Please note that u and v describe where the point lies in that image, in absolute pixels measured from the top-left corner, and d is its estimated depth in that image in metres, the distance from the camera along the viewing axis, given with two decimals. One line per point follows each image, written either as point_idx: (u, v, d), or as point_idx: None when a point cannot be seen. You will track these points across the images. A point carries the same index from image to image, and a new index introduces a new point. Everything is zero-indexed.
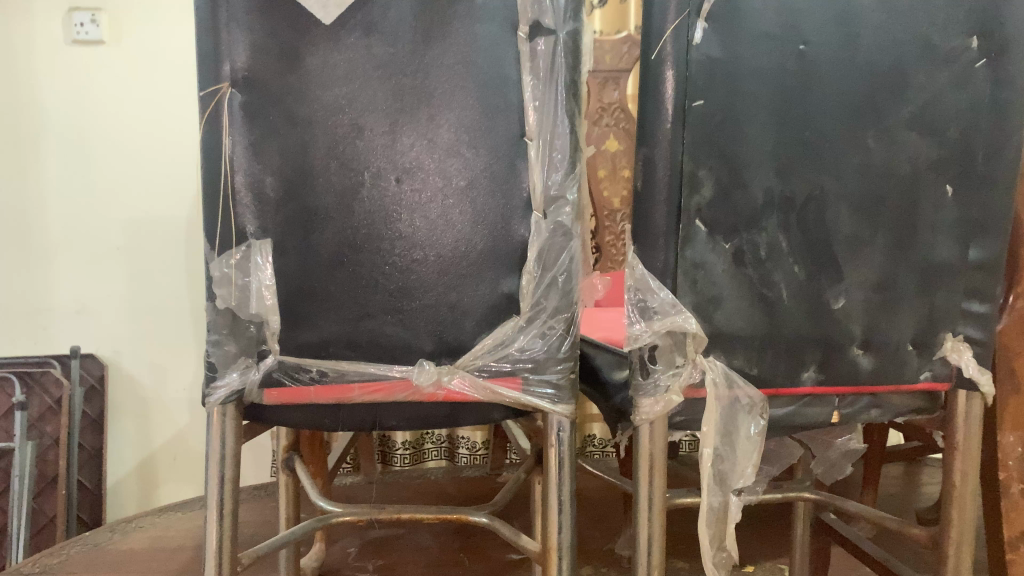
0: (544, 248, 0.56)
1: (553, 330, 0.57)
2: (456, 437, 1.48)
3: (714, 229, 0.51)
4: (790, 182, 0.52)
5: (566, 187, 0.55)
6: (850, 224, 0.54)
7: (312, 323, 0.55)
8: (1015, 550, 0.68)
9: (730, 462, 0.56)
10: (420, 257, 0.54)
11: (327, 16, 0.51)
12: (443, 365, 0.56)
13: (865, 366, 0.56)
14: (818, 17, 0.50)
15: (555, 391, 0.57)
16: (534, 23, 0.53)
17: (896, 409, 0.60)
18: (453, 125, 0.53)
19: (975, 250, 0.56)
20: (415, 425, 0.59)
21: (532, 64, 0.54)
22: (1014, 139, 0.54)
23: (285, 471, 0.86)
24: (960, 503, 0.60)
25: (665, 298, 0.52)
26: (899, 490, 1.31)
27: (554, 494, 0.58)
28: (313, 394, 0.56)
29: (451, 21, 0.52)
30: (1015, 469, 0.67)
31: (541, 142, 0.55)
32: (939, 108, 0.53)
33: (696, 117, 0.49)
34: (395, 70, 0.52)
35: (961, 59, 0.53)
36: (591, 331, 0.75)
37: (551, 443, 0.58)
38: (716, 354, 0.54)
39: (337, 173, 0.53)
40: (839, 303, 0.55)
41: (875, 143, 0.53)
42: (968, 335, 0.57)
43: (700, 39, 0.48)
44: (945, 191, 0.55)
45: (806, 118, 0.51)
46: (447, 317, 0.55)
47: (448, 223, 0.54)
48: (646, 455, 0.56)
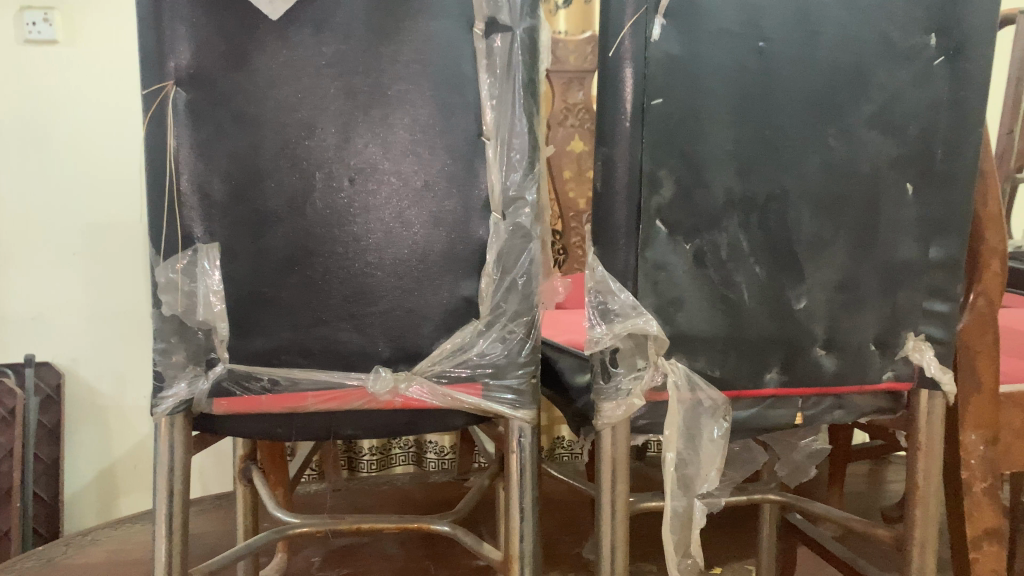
0: (503, 250, 0.54)
1: (513, 334, 0.55)
2: (423, 442, 1.46)
3: (675, 230, 0.50)
4: (752, 182, 0.51)
5: (526, 188, 0.54)
6: (812, 224, 0.53)
7: (262, 329, 0.53)
8: (977, 549, 0.65)
9: (694, 466, 0.55)
10: (376, 261, 0.53)
11: (275, 12, 0.49)
12: (401, 371, 0.54)
13: (828, 367, 0.56)
14: (776, 15, 0.49)
15: (515, 396, 0.56)
16: (491, 19, 0.52)
17: (860, 410, 0.59)
18: (408, 125, 0.52)
19: (936, 248, 0.56)
20: (372, 434, 0.57)
21: (489, 61, 0.52)
22: (972, 138, 0.54)
23: (242, 481, 0.83)
24: (924, 503, 0.60)
25: (625, 300, 0.51)
26: (865, 488, 1.32)
27: (516, 502, 0.57)
28: (265, 402, 0.54)
29: (404, 18, 0.50)
30: (978, 469, 0.64)
31: (499, 141, 0.53)
32: (899, 106, 0.53)
33: (655, 116, 0.48)
34: (348, 69, 0.50)
35: (919, 57, 0.52)
36: (555, 333, 0.73)
37: (512, 450, 0.57)
38: (678, 356, 0.53)
39: (288, 174, 0.51)
40: (801, 303, 0.54)
41: (836, 142, 0.52)
42: (930, 335, 0.57)
43: (659, 36, 0.47)
44: (906, 190, 0.54)
45: (767, 116, 0.50)
46: (404, 322, 0.54)
47: (405, 225, 0.53)
48: (609, 461, 0.54)
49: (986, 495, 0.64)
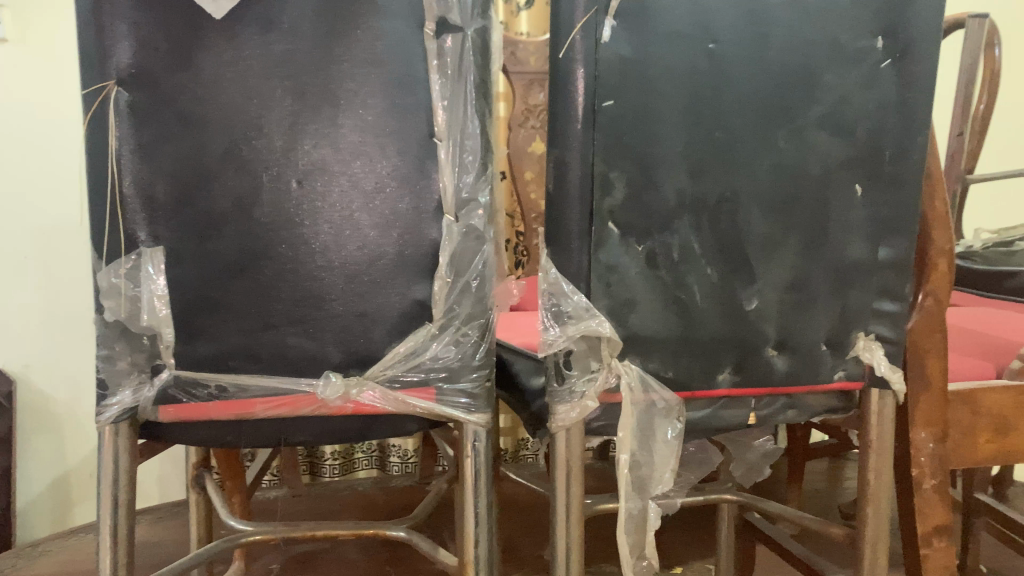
0: (457, 253, 0.54)
1: (467, 337, 0.55)
2: (386, 445, 1.45)
3: (627, 232, 0.50)
4: (703, 183, 0.51)
5: (478, 190, 0.54)
6: (763, 225, 0.53)
7: (209, 335, 0.52)
8: (928, 545, 0.65)
9: (649, 467, 0.55)
10: (326, 264, 0.52)
11: (219, 10, 0.48)
12: (352, 376, 0.53)
13: (780, 367, 0.56)
14: (725, 16, 0.49)
15: (470, 400, 0.55)
16: (441, 20, 0.51)
17: (812, 409, 0.60)
18: (358, 125, 0.51)
19: (886, 249, 0.57)
20: (324, 440, 0.56)
21: (440, 61, 0.52)
22: (919, 140, 0.55)
23: (195, 489, 0.81)
24: (875, 501, 0.61)
25: (579, 302, 0.51)
26: (824, 486, 1.33)
27: (471, 506, 0.57)
28: (213, 409, 0.53)
29: (354, 17, 0.49)
30: (928, 465, 0.64)
31: (451, 142, 0.53)
32: (848, 108, 0.53)
33: (606, 118, 0.48)
34: (296, 69, 0.49)
35: (867, 59, 0.53)
36: (510, 334, 0.73)
37: (467, 455, 0.56)
38: (631, 358, 0.53)
39: (234, 176, 0.50)
40: (752, 304, 0.54)
41: (785, 144, 0.52)
42: (880, 334, 0.58)
43: (609, 38, 0.47)
44: (856, 191, 0.55)
45: (717, 117, 0.51)
46: (355, 327, 0.53)
47: (355, 228, 0.52)
48: (563, 465, 0.54)
49: (937, 492, 0.64)
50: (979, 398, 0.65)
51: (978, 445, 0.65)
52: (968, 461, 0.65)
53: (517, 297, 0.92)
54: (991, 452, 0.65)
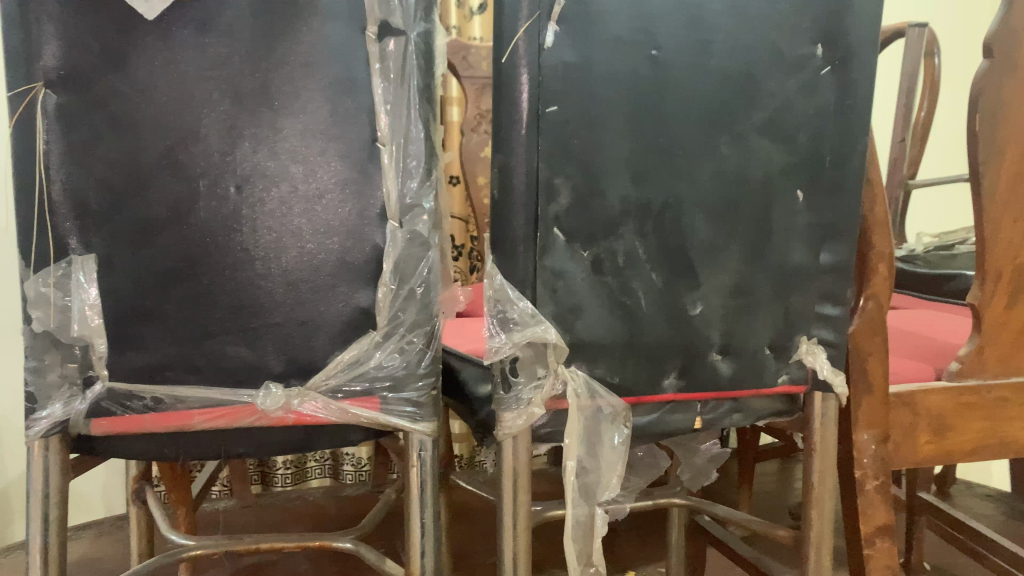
0: (401, 259, 0.53)
1: (412, 345, 0.54)
2: (340, 454, 1.43)
3: (573, 237, 0.50)
4: (647, 189, 0.51)
5: (422, 196, 0.53)
6: (707, 231, 0.54)
7: (144, 345, 0.50)
8: (871, 545, 0.66)
9: (595, 474, 0.55)
10: (265, 272, 0.50)
11: (150, 11, 0.47)
12: (293, 386, 0.52)
13: (724, 371, 0.57)
14: (667, 23, 0.49)
15: (415, 409, 0.54)
16: (383, 23, 0.50)
17: (757, 413, 0.60)
18: (299, 131, 0.50)
19: (827, 253, 0.57)
20: (266, 452, 0.55)
21: (382, 65, 0.51)
22: (858, 146, 0.56)
23: (135, 503, 0.79)
24: (819, 503, 0.62)
25: (524, 309, 0.50)
26: (774, 487, 1.35)
27: (416, 516, 0.56)
28: (149, 421, 0.51)
29: (293, 19, 0.48)
30: (871, 467, 0.65)
31: (395, 147, 0.52)
32: (788, 114, 0.54)
33: (550, 123, 0.48)
34: (234, 72, 0.48)
35: (808, 66, 0.53)
36: (458, 340, 0.72)
37: (412, 464, 0.56)
38: (578, 364, 0.52)
39: (170, 181, 0.49)
40: (697, 310, 0.55)
41: (728, 150, 0.53)
42: (822, 338, 0.59)
43: (552, 44, 0.47)
44: (797, 197, 0.56)
45: (661, 123, 0.51)
46: (297, 335, 0.52)
47: (296, 235, 0.51)
48: (510, 473, 0.54)
49: (879, 493, 0.65)
50: (919, 399, 0.66)
51: (918, 446, 0.66)
52: (908, 462, 0.66)
53: (464, 303, 0.91)
54: (930, 452, 0.67)
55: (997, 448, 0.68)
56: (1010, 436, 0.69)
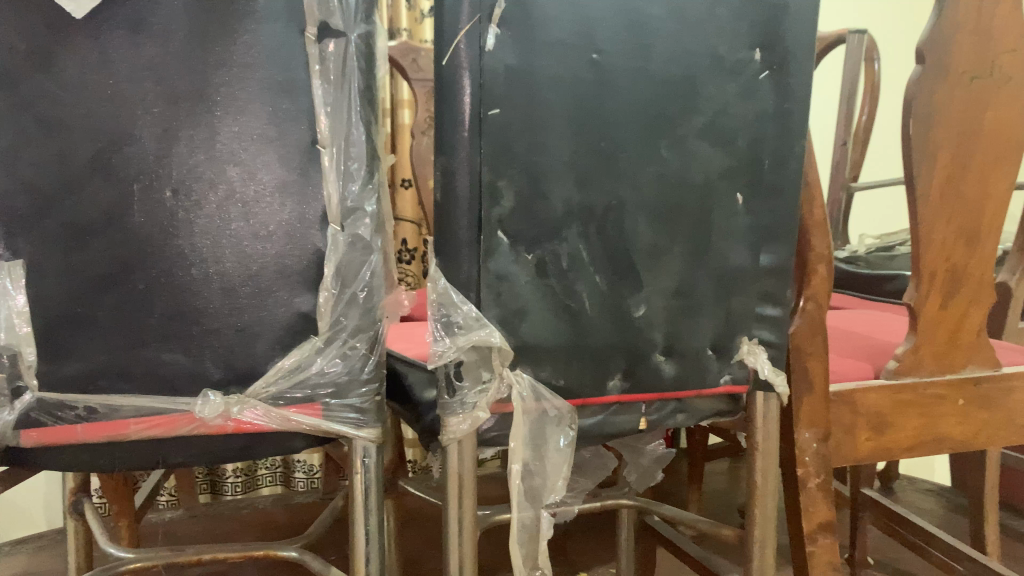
0: (342, 263, 0.52)
1: (355, 351, 0.53)
2: (291, 461, 1.41)
3: (516, 240, 0.50)
4: (590, 192, 0.52)
5: (364, 199, 0.53)
6: (649, 233, 0.54)
7: (76, 354, 0.49)
8: (814, 542, 0.67)
9: (541, 477, 0.55)
10: (202, 278, 0.49)
11: (79, 10, 0.46)
12: (232, 394, 0.51)
13: (667, 372, 0.57)
14: (608, 26, 0.50)
15: (358, 415, 0.54)
16: (323, 24, 0.49)
17: (701, 413, 0.61)
18: (237, 133, 0.49)
19: (766, 255, 0.58)
20: (204, 462, 0.54)
21: (322, 67, 0.50)
22: (796, 150, 0.57)
23: (73, 516, 0.76)
24: (762, 501, 0.63)
25: (469, 313, 0.50)
26: (725, 485, 1.37)
27: (361, 522, 0.56)
28: (81, 432, 0.50)
29: (230, 20, 0.47)
30: (813, 465, 0.66)
31: (335, 149, 0.51)
32: (727, 118, 0.54)
33: (492, 126, 0.48)
34: (169, 73, 0.47)
35: (746, 71, 0.54)
36: (403, 343, 0.71)
37: (356, 471, 0.55)
38: (522, 367, 0.52)
39: (102, 185, 0.47)
40: (640, 311, 0.55)
41: (669, 153, 0.53)
42: (763, 338, 0.60)
43: (493, 46, 0.47)
44: (737, 200, 0.56)
45: (603, 127, 0.51)
46: (235, 342, 0.51)
47: (233, 239, 0.50)
48: (456, 478, 0.53)
49: (821, 490, 0.66)
50: (858, 398, 0.67)
51: (858, 443, 0.68)
52: (849, 459, 0.68)
53: (408, 307, 0.90)
54: (869, 449, 0.68)
55: (933, 444, 0.70)
56: (946, 432, 0.70)
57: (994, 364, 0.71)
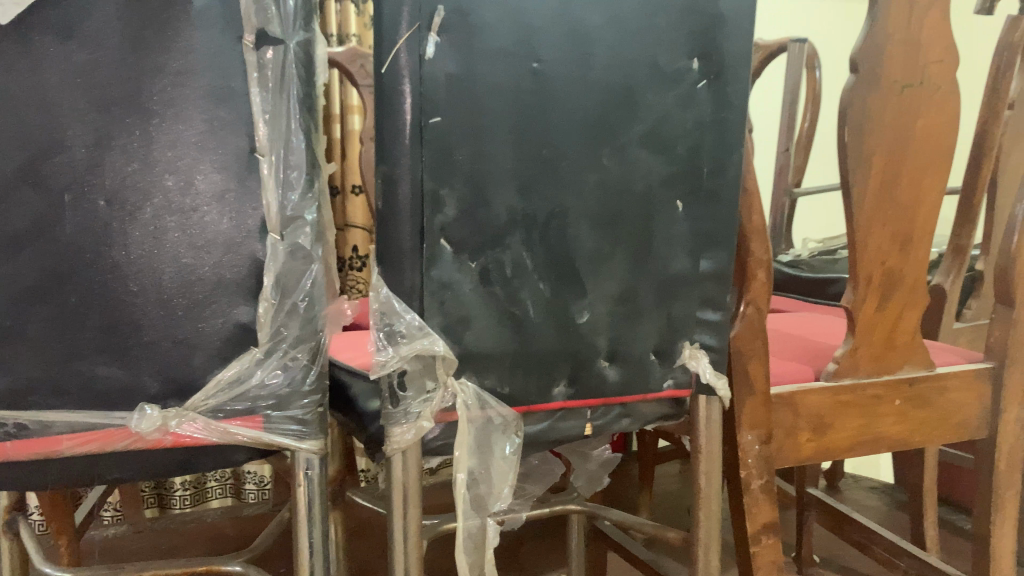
0: (282, 273, 0.52)
1: (296, 362, 0.53)
2: (242, 473, 1.40)
3: (459, 248, 0.50)
4: (532, 200, 0.52)
5: (304, 208, 0.52)
6: (592, 240, 0.54)
7: (7, 369, 0.47)
8: (758, 543, 0.68)
9: (486, 485, 0.55)
10: (138, 288, 0.48)
11: (3, 15, 0.44)
12: (170, 407, 0.50)
13: (611, 377, 0.58)
14: (548, 36, 0.50)
15: (301, 426, 0.53)
16: (260, 31, 0.48)
17: (645, 418, 0.61)
18: (173, 142, 0.48)
19: (706, 261, 0.59)
20: (142, 478, 0.52)
21: (259, 75, 0.49)
22: (734, 158, 0.58)
23: (8, 535, 0.74)
24: (707, 503, 0.64)
25: (411, 321, 0.50)
26: (676, 487, 1.39)
27: (305, 535, 0.55)
28: (11, 449, 0.49)
29: (164, 27, 0.46)
30: (755, 467, 0.67)
31: (274, 157, 0.50)
32: (666, 127, 0.55)
33: (433, 134, 0.48)
34: (101, 80, 0.46)
35: (684, 80, 0.55)
36: (345, 351, 0.71)
37: (299, 483, 0.54)
38: (467, 375, 0.52)
39: (32, 195, 0.46)
40: (584, 317, 0.55)
41: (610, 161, 0.54)
42: (704, 343, 0.61)
43: (433, 54, 0.47)
44: (677, 207, 0.57)
45: (543, 135, 0.51)
46: (173, 354, 0.50)
47: (169, 250, 0.49)
48: (400, 488, 0.53)
49: (764, 492, 0.67)
50: (799, 399, 0.68)
51: (800, 444, 0.69)
52: (791, 461, 0.69)
53: (351, 316, 0.89)
54: (811, 450, 0.70)
55: (871, 443, 0.72)
56: (884, 431, 0.72)
57: (928, 364, 0.73)
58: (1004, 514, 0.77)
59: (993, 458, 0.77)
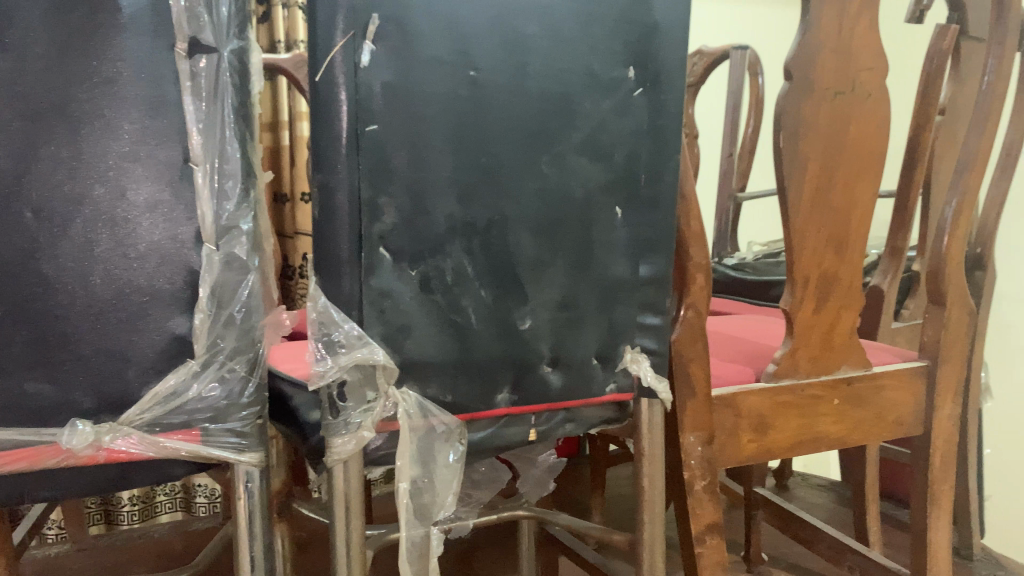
0: (218, 284, 0.51)
1: (233, 373, 0.52)
2: (191, 487, 1.37)
3: (399, 257, 0.50)
4: (471, 207, 0.52)
5: (239, 217, 0.52)
6: (532, 247, 0.55)
7: None
8: (702, 544, 0.69)
9: (430, 494, 0.55)
10: (67, 301, 0.47)
11: None
12: (104, 422, 0.49)
13: (554, 383, 0.58)
14: (484, 44, 0.50)
15: (239, 439, 0.53)
16: (193, 40, 0.48)
17: (588, 422, 0.61)
18: (102, 152, 0.47)
19: (646, 266, 0.60)
20: (75, 496, 0.51)
21: (193, 84, 0.49)
22: (670, 165, 0.59)
23: None
24: (650, 505, 0.65)
25: (350, 330, 0.49)
26: (629, 489, 1.40)
27: (245, 549, 0.54)
28: None
29: (93, 35, 0.46)
30: (698, 468, 0.68)
31: (208, 167, 0.50)
32: (604, 135, 0.56)
33: (369, 142, 0.47)
34: (25, 89, 0.45)
35: (620, 88, 0.56)
36: (282, 361, 0.70)
37: (239, 497, 0.54)
38: (408, 385, 0.52)
39: None
40: (526, 324, 0.56)
41: (549, 169, 0.54)
42: (645, 347, 0.61)
43: (369, 63, 0.47)
44: (616, 214, 0.58)
45: (482, 143, 0.51)
46: (106, 368, 0.49)
47: (100, 262, 0.47)
48: (342, 499, 0.52)
49: (707, 492, 0.68)
50: (741, 401, 0.69)
51: (742, 444, 0.70)
52: (734, 461, 0.70)
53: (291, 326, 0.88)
54: (753, 450, 0.71)
55: (811, 442, 0.73)
56: (824, 431, 0.74)
57: (864, 364, 0.75)
58: (938, 507, 0.80)
59: (927, 454, 0.79)
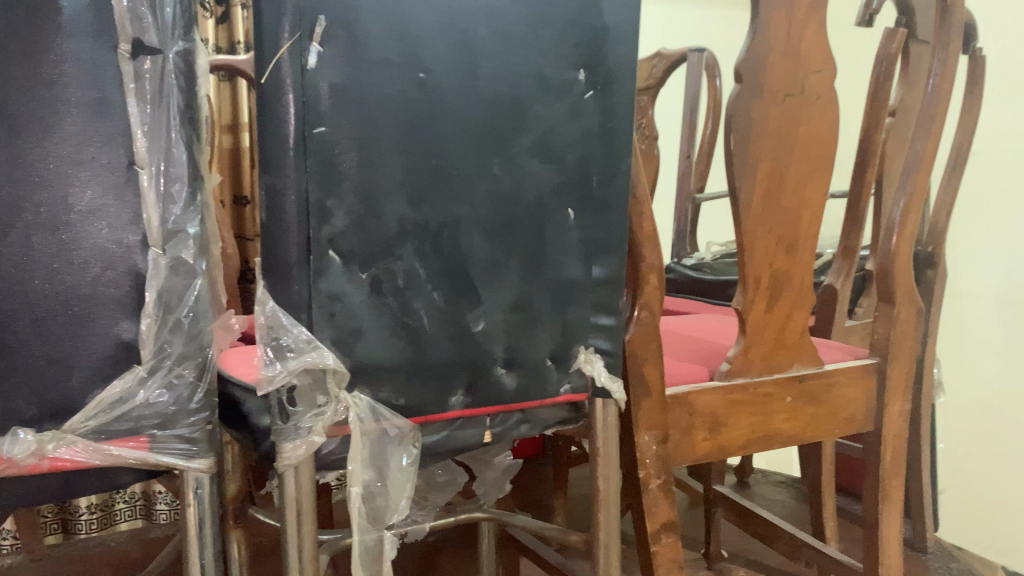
0: (165, 289, 0.51)
1: (182, 379, 0.52)
2: (151, 493, 1.36)
3: (349, 260, 0.50)
4: (422, 210, 0.52)
5: (186, 221, 0.52)
6: (485, 248, 0.55)
7: None
8: (658, 542, 0.69)
9: (383, 498, 0.56)
10: (7, 307, 0.46)
11: None
12: (47, 431, 0.48)
13: (508, 384, 0.58)
14: (434, 46, 0.50)
15: (189, 445, 0.52)
16: (136, 42, 0.47)
17: (543, 423, 0.62)
18: (42, 154, 0.46)
19: (599, 267, 0.60)
20: (17, 506, 0.50)
21: (137, 86, 0.48)
22: (622, 167, 0.59)
23: None
24: (606, 504, 0.65)
25: (299, 335, 0.49)
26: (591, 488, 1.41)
27: (195, 557, 0.54)
28: None
29: (29, 35, 0.44)
30: (653, 467, 0.69)
31: (154, 170, 0.49)
32: (555, 137, 0.56)
33: (317, 145, 0.47)
34: None
35: (571, 91, 0.56)
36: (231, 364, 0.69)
37: (189, 503, 0.53)
38: (360, 389, 0.52)
39: None
40: (479, 326, 0.56)
41: (500, 171, 0.54)
42: (599, 347, 0.62)
43: (316, 64, 0.46)
44: (568, 215, 0.58)
45: (433, 145, 0.51)
46: (49, 375, 0.47)
47: (41, 266, 0.46)
48: (293, 505, 0.52)
49: (662, 491, 0.69)
50: (695, 400, 0.70)
51: (696, 443, 0.71)
52: (688, 459, 0.70)
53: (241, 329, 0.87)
54: (707, 448, 0.71)
55: (765, 440, 0.74)
56: (778, 428, 0.75)
57: (816, 362, 0.76)
58: (889, 502, 0.81)
59: (878, 450, 0.81)
